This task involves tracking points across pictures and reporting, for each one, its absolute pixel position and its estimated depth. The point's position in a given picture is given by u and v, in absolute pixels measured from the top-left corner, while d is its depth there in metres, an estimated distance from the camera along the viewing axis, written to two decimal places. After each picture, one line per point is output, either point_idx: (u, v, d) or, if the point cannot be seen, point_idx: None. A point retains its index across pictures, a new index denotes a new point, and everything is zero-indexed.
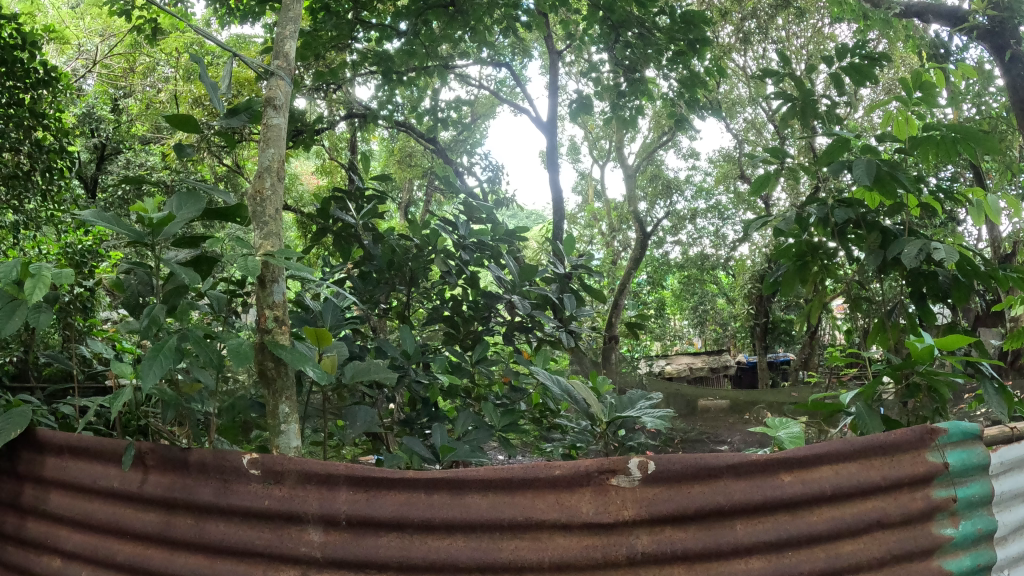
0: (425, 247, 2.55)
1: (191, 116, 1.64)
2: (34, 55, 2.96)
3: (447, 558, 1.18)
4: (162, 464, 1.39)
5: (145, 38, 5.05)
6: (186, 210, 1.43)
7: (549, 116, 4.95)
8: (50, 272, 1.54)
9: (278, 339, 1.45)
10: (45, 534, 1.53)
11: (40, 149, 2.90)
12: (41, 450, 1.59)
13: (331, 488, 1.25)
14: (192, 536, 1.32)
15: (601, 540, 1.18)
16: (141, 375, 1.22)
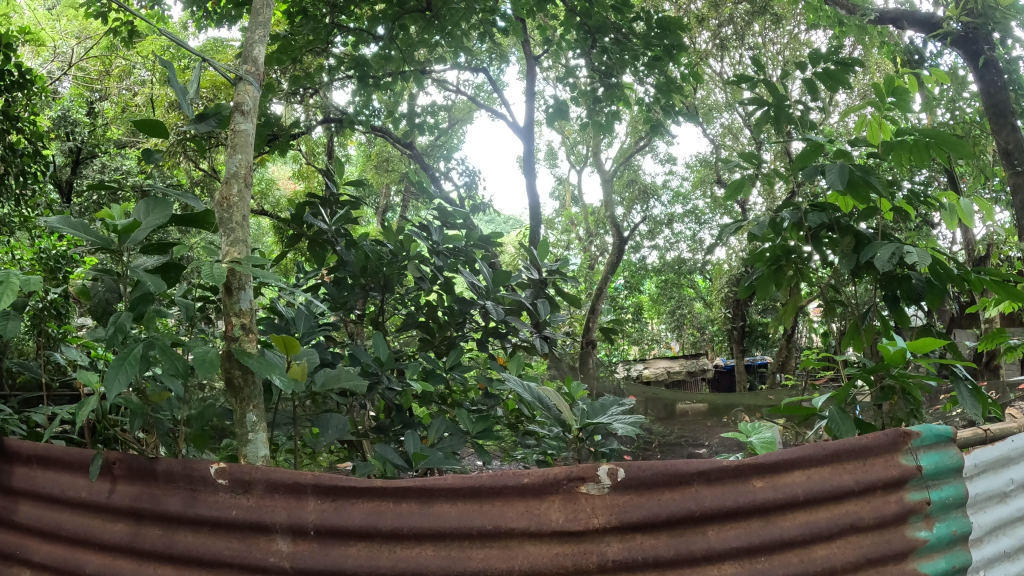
0: (399, 253, 2.53)
1: (159, 120, 1.61)
2: (9, 58, 2.96)
3: (416, 568, 1.18)
4: (130, 474, 1.37)
5: (121, 41, 5.00)
6: (154, 216, 1.40)
7: (526, 121, 4.94)
8: (18, 279, 1.50)
9: (245, 347, 1.44)
10: (13, 546, 1.51)
11: (13, 153, 2.87)
12: (9, 460, 1.56)
13: (299, 498, 1.24)
14: (162, 547, 1.30)
15: (572, 547, 1.18)
16: (105, 384, 1.21)
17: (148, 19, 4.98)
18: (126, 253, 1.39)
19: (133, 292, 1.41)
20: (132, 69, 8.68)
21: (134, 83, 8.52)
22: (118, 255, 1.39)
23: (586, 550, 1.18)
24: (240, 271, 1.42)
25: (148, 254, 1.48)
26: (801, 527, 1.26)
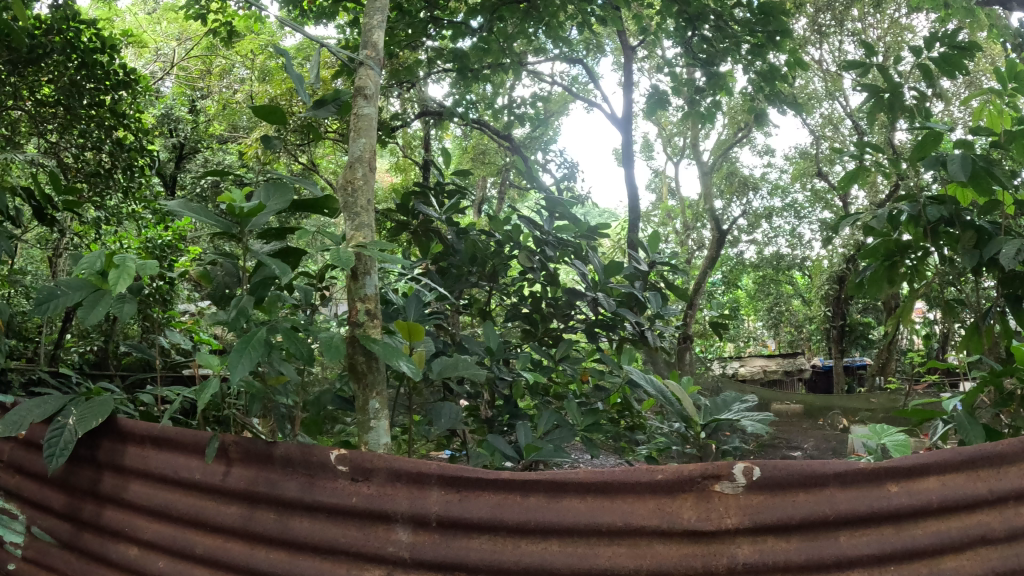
0: (507, 244, 2.51)
1: (278, 107, 1.62)
2: (114, 59, 3.28)
3: (542, 564, 1.14)
4: (246, 457, 1.37)
5: (223, 43, 5.17)
6: (275, 201, 1.40)
7: (623, 112, 4.85)
8: (135, 264, 1.53)
9: (369, 333, 1.42)
10: (122, 523, 1.54)
11: (121, 148, 3.24)
12: (122, 439, 1.58)
13: (422, 487, 1.22)
14: (275, 531, 1.31)
15: (701, 548, 1.12)
16: (229, 367, 1.21)
17: (249, 19, 5.12)
18: (246, 237, 1.40)
19: (254, 275, 1.41)
20: (232, 69, 8.92)
21: (234, 82, 8.75)
22: (238, 239, 1.40)
23: (716, 551, 1.12)
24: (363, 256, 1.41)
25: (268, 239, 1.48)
26: (933, 537, 1.17)
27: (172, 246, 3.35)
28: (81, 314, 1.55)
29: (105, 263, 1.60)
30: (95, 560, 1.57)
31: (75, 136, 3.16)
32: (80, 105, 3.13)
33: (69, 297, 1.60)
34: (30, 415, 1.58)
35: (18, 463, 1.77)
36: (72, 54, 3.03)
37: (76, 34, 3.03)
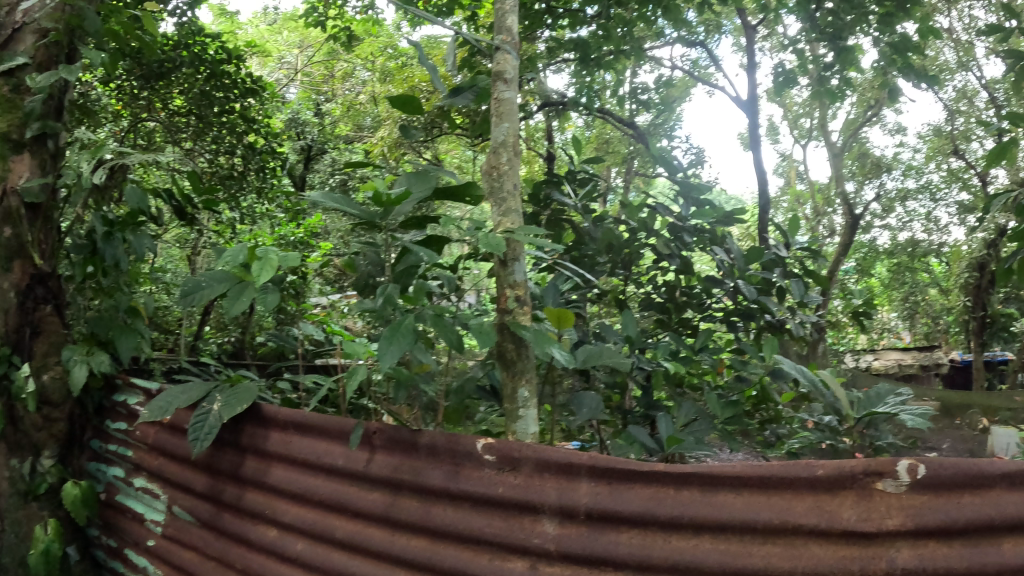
0: (641, 231, 2.45)
1: (415, 96, 1.63)
2: (240, 68, 3.44)
3: (693, 562, 1.10)
4: (390, 444, 1.39)
5: (342, 47, 5.28)
6: (419, 189, 1.41)
7: (750, 94, 4.66)
8: (275, 255, 1.56)
9: (518, 320, 1.45)
10: (263, 506, 1.59)
11: (253, 152, 3.48)
12: (264, 424, 1.63)
13: (571, 478, 1.20)
14: (419, 519, 1.33)
15: (859, 550, 1.02)
16: (378, 355, 1.23)
17: (366, 22, 5.21)
18: (389, 226, 1.42)
19: (398, 264, 1.44)
20: (353, 71, 9.15)
21: (356, 84, 8.98)
22: (382, 228, 1.42)
23: (874, 555, 1.01)
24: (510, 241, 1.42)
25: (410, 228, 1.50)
26: None
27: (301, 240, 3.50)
28: (225, 305, 1.60)
29: (246, 257, 1.61)
30: (239, 541, 1.63)
31: (208, 142, 3.43)
32: (211, 113, 3.38)
33: (213, 288, 1.66)
34: (176, 399, 1.66)
35: (164, 446, 1.85)
36: (200, 66, 3.29)
37: (202, 47, 3.28)
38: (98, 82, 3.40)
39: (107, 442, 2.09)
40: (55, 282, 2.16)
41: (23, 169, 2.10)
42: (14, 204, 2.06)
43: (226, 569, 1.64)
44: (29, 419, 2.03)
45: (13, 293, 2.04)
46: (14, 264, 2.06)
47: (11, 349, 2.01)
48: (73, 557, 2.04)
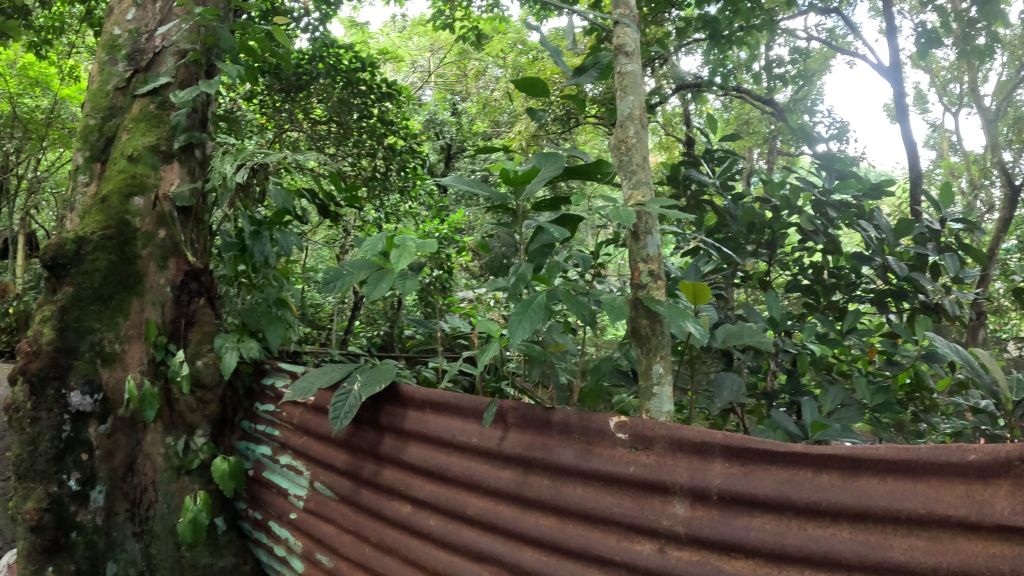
0: (783, 212, 2.41)
1: (539, 77, 1.63)
2: (375, 74, 3.59)
3: (827, 552, 1.02)
4: (524, 422, 1.41)
5: (471, 45, 5.34)
6: (548, 167, 1.41)
7: (897, 61, 4.37)
8: (413, 242, 1.60)
9: (653, 294, 1.41)
10: (398, 482, 1.64)
11: (392, 152, 3.58)
12: (404, 404, 1.68)
13: (706, 459, 1.17)
14: (549, 498, 1.34)
15: (1012, 548, 0.88)
16: (510, 331, 1.23)
17: (493, 19, 5.23)
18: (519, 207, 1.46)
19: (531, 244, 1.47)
20: (485, 69, 9.24)
21: (487, 82, 9.07)
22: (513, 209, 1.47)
23: None
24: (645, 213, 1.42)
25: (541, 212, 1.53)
26: None
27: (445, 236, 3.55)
28: (365, 291, 1.66)
29: (386, 246, 1.69)
30: (374, 517, 1.68)
31: (350, 146, 3.57)
32: (350, 119, 3.54)
33: (355, 275, 1.72)
34: (317, 381, 1.73)
35: (308, 426, 1.93)
36: (336, 76, 3.48)
37: (336, 57, 3.46)
38: (243, 98, 3.62)
39: (256, 423, 2.16)
40: (204, 277, 2.25)
41: (172, 178, 2.24)
42: (166, 208, 2.19)
43: (361, 544, 1.70)
44: (184, 401, 2.10)
45: (168, 288, 2.15)
46: (168, 262, 2.17)
47: (167, 337, 2.12)
48: (220, 528, 2.08)
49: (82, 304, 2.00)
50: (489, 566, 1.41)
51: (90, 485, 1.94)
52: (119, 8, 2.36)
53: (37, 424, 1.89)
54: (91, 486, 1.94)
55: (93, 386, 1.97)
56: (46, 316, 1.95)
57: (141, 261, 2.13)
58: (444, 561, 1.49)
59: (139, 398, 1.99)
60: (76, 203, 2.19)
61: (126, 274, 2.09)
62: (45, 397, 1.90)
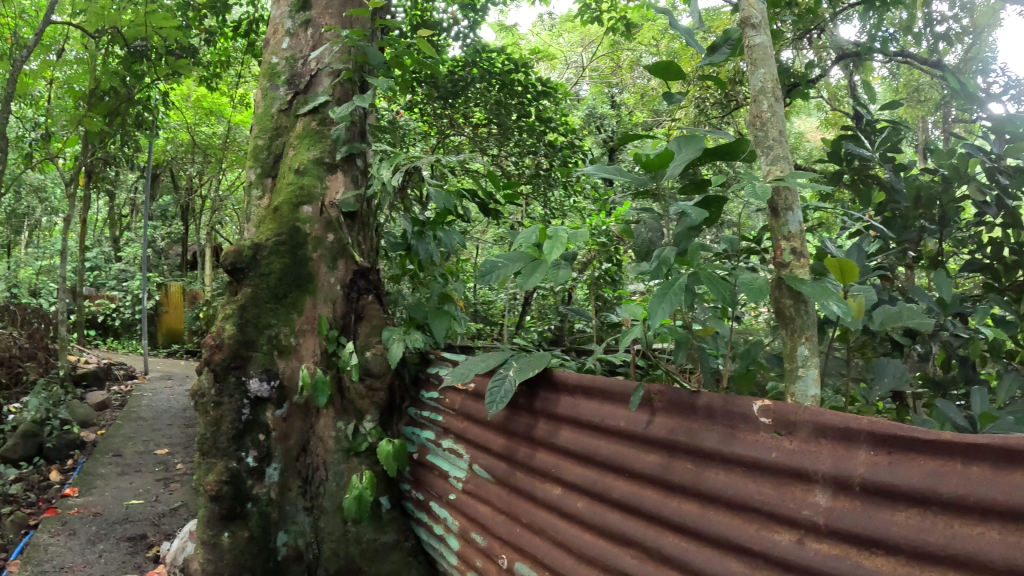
0: (953, 180, 2.04)
1: (669, 60, 1.44)
2: (527, 73, 3.52)
3: (975, 555, 0.74)
4: (668, 406, 1.16)
5: (622, 37, 5.23)
6: (685, 152, 1.24)
7: None
8: (567, 231, 1.40)
9: (797, 272, 1.19)
10: (550, 465, 1.42)
11: (554, 149, 3.47)
12: (556, 389, 1.45)
13: (850, 445, 0.90)
14: (690, 481, 1.09)
15: None
16: (649, 312, 1.13)
17: (642, 7, 5.06)
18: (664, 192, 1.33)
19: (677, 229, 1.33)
20: None
21: None
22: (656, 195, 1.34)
23: None
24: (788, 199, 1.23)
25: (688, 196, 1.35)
26: None
27: None
28: (517, 282, 1.46)
29: (541, 235, 1.49)
30: (529, 500, 1.48)
31: (511, 146, 3.51)
32: (510, 120, 3.50)
33: (509, 267, 1.53)
34: (476, 365, 1.54)
35: (467, 411, 1.76)
36: (492, 79, 3.45)
37: (489, 61, 3.44)
38: (405, 109, 3.70)
39: (420, 409, 2.08)
40: (373, 274, 2.29)
41: (338, 186, 2.29)
42: (334, 214, 2.25)
43: (516, 526, 1.50)
44: (354, 389, 2.13)
45: (339, 286, 2.22)
46: (338, 263, 2.23)
47: (338, 330, 2.18)
48: (385, 506, 2.08)
49: (259, 301, 2.09)
50: (632, 552, 1.18)
51: (267, 463, 2.02)
52: (275, 38, 2.42)
53: (220, 407, 1.98)
54: (268, 464, 2.02)
55: (270, 373, 2.04)
56: (228, 314, 2.07)
57: (312, 262, 2.20)
58: (589, 545, 1.27)
59: (312, 384, 2.06)
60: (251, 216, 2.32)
61: (299, 274, 2.17)
62: (228, 383, 1.99)
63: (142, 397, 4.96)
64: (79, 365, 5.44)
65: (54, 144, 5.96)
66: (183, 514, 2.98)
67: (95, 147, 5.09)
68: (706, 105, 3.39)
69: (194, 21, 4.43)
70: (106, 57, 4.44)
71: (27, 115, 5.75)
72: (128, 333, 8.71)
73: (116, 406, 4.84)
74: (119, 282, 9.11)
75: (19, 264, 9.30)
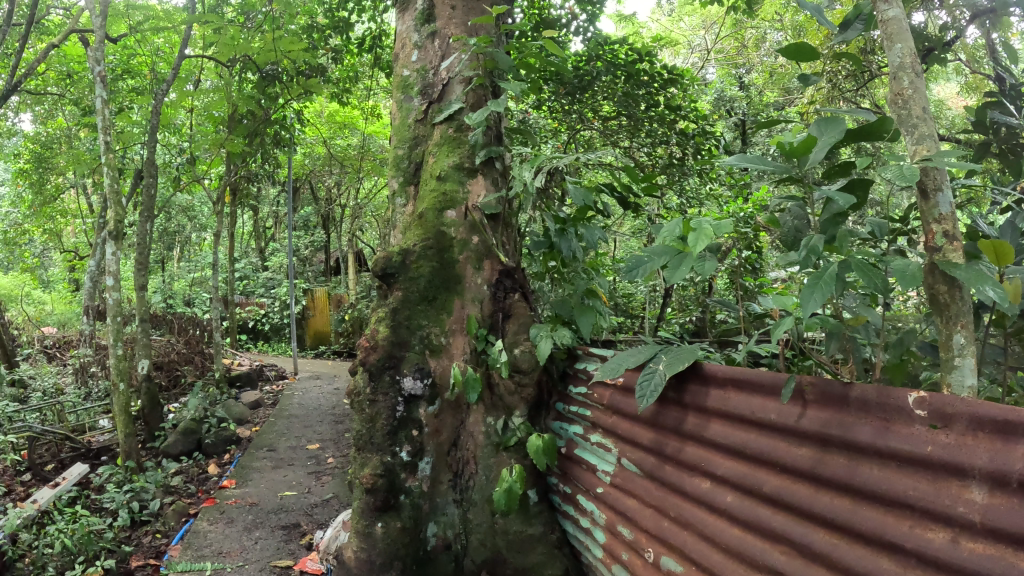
0: None
1: (803, 42, 1.37)
2: (653, 62, 3.42)
3: None
4: (822, 398, 1.11)
5: (745, 16, 5.03)
6: (829, 134, 1.20)
7: None
8: (711, 222, 1.33)
9: (950, 256, 1.13)
10: (698, 458, 1.38)
11: (686, 137, 3.47)
12: (705, 382, 1.39)
13: (1009, 439, 0.84)
14: (845, 477, 1.05)
15: None
16: (803, 303, 1.13)
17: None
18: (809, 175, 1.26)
19: (822, 214, 1.24)
20: None
21: None
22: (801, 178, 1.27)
23: None
24: (934, 172, 1.17)
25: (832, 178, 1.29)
26: None
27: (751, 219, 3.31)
28: (664, 276, 1.40)
29: (686, 229, 1.44)
30: (675, 492, 1.44)
31: (644, 137, 3.50)
32: (639, 111, 3.47)
33: (654, 262, 1.46)
34: (626, 361, 1.51)
35: (617, 406, 1.68)
36: (615, 71, 3.38)
37: (612, 53, 3.37)
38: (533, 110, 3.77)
39: (570, 404, 1.96)
40: (520, 274, 2.21)
41: (479, 190, 2.25)
42: (477, 217, 2.21)
43: (661, 518, 1.46)
44: (504, 385, 2.02)
45: (486, 286, 2.16)
46: (483, 264, 2.18)
47: (487, 329, 2.11)
48: (533, 499, 1.96)
49: (410, 304, 2.11)
50: (780, 547, 1.15)
51: (420, 457, 2.03)
52: (405, 52, 2.50)
53: (375, 405, 2.03)
54: (421, 458, 2.03)
55: (423, 372, 2.05)
56: (380, 317, 2.11)
57: (459, 265, 2.18)
58: (736, 540, 1.24)
59: (463, 382, 2.04)
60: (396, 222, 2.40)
61: (447, 277, 2.16)
62: (382, 382, 2.04)
63: (294, 396, 5.19)
64: (235, 368, 5.78)
65: (202, 165, 6.40)
66: (334, 504, 3.07)
67: (237, 166, 5.44)
68: (836, 79, 3.25)
69: (320, 42, 4.67)
70: (240, 82, 4.75)
71: (177, 141, 6.19)
72: (278, 336, 9.17)
73: (268, 405, 5.09)
74: (266, 290, 9.62)
75: (176, 277, 10.02)
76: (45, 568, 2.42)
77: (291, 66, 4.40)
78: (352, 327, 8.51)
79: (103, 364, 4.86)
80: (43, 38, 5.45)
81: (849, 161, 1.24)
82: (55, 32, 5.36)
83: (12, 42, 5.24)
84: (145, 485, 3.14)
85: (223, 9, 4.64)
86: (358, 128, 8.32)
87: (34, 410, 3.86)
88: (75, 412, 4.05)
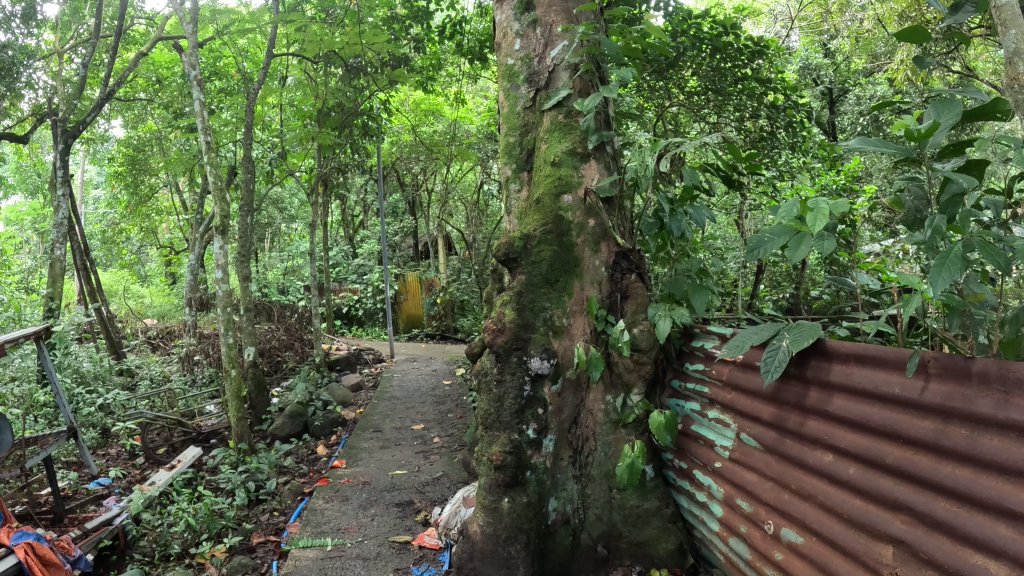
0: None
1: (920, 24, 1.38)
2: (737, 33, 3.37)
3: None
4: (947, 371, 1.09)
5: None
6: (948, 116, 1.25)
7: None
8: (828, 203, 1.34)
9: None
10: (820, 432, 1.37)
11: (777, 110, 3.44)
12: (827, 357, 1.37)
13: None
14: (967, 450, 1.04)
15: None
16: (932, 284, 1.13)
17: None
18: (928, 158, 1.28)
19: (941, 194, 1.29)
20: None
21: None
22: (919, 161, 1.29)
23: None
24: None
25: (947, 158, 1.33)
26: None
27: (847, 189, 3.26)
28: (785, 257, 1.41)
29: (803, 208, 1.43)
30: (797, 466, 1.44)
31: (732, 111, 3.50)
32: (726, 84, 3.43)
33: (775, 243, 1.46)
34: (748, 338, 1.51)
35: (735, 382, 1.67)
36: (701, 46, 3.34)
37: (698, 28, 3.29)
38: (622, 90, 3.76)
39: (685, 380, 1.97)
40: (637, 254, 2.20)
41: (593, 174, 2.25)
42: (593, 200, 2.20)
43: (782, 491, 1.47)
44: (622, 363, 2.05)
45: (603, 268, 2.17)
46: (601, 246, 2.19)
47: (606, 310, 2.14)
48: (649, 475, 2.02)
49: (533, 287, 2.15)
50: (902, 516, 1.16)
51: (544, 434, 2.07)
52: (507, 41, 2.53)
53: (503, 385, 2.09)
54: (545, 435, 2.08)
55: (549, 352, 2.10)
56: (506, 300, 2.15)
57: (577, 248, 2.19)
58: (859, 511, 1.25)
59: (585, 361, 2.04)
60: (512, 208, 2.47)
61: (567, 260, 2.18)
62: (510, 362, 2.09)
63: (393, 379, 5.30)
64: (334, 354, 5.95)
65: (292, 160, 6.58)
66: (445, 481, 3.14)
67: (327, 158, 5.56)
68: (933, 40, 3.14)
69: (401, 33, 4.78)
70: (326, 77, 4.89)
71: (267, 137, 6.37)
72: (371, 321, 9.36)
73: (369, 388, 5.23)
74: (357, 277, 9.84)
75: (269, 267, 10.34)
76: (170, 546, 2.55)
77: (376, 59, 4.47)
78: (444, 310, 8.66)
79: (208, 353, 5.07)
80: (131, 48, 5.68)
81: (962, 142, 1.28)
82: (141, 41, 5.58)
83: (101, 54, 5.49)
84: (260, 465, 3.31)
85: (304, 7, 4.71)
86: (441, 115, 8.37)
87: (145, 398, 4.12)
88: (184, 398, 4.28)
